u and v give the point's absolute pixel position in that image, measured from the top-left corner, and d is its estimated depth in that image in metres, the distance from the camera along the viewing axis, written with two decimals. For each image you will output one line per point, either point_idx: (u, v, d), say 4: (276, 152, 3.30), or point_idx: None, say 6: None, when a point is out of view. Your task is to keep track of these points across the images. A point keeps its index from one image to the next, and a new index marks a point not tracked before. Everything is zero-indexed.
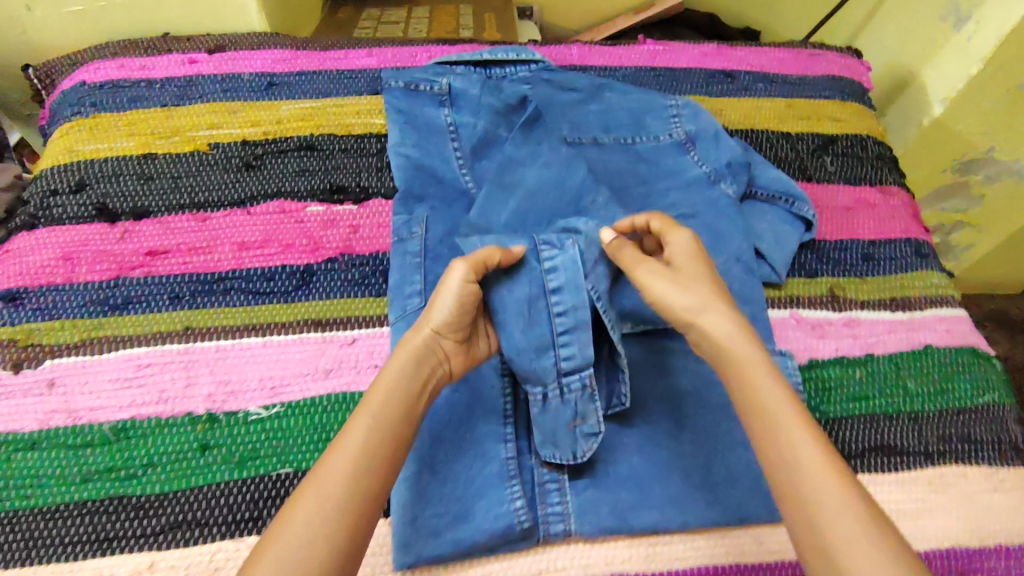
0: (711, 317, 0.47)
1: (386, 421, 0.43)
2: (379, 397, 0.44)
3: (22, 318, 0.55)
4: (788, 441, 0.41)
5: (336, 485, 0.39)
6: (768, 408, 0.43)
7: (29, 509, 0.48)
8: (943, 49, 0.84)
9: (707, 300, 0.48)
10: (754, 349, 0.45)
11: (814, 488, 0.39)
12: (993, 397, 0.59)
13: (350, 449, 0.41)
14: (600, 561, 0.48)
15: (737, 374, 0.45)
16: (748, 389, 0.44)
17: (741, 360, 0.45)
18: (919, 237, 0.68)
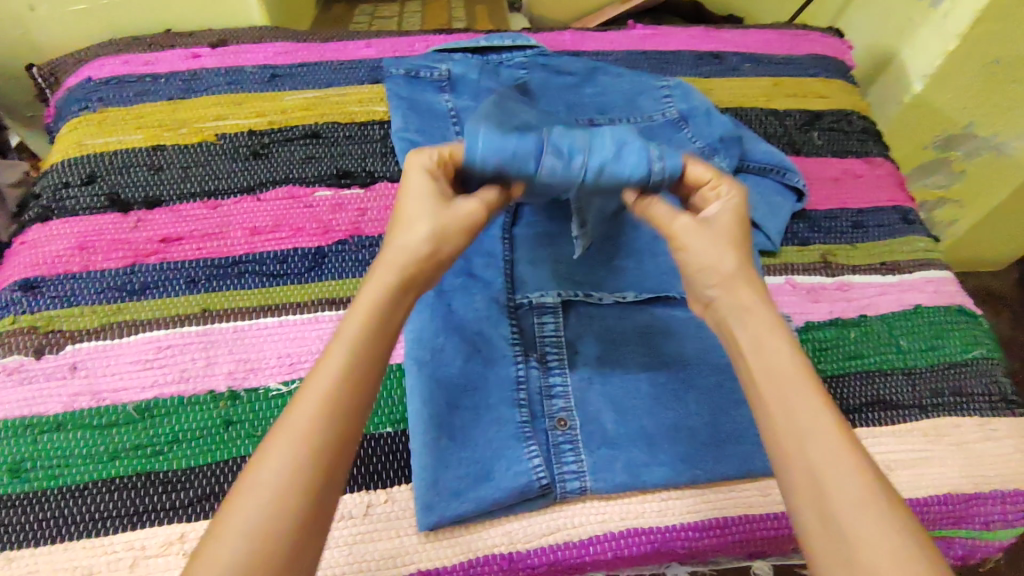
0: (740, 281, 0.44)
1: (367, 350, 0.38)
2: (355, 323, 0.39)
3: (41, 305, 0.56)
4: (797, 408, 0.39)
5: (308, 430, 0.36)
6: (783, 377, 0.40)
7: (57, 487, 0.49)
8: (921, 27, 0.87)
9: (733, 262, 0.44)
10: (775, 316, 0.43)
11: (825, 459, 0.37)
12: (981, 351, 0.62)
13: (324, 383, 0.37)
14: (615, 517, 0.51)
15: (752, 340, 0.42)
16: (772, 352, 0.41)
17: (764, 324, 0.42)
18: (903, 206, 0.71)
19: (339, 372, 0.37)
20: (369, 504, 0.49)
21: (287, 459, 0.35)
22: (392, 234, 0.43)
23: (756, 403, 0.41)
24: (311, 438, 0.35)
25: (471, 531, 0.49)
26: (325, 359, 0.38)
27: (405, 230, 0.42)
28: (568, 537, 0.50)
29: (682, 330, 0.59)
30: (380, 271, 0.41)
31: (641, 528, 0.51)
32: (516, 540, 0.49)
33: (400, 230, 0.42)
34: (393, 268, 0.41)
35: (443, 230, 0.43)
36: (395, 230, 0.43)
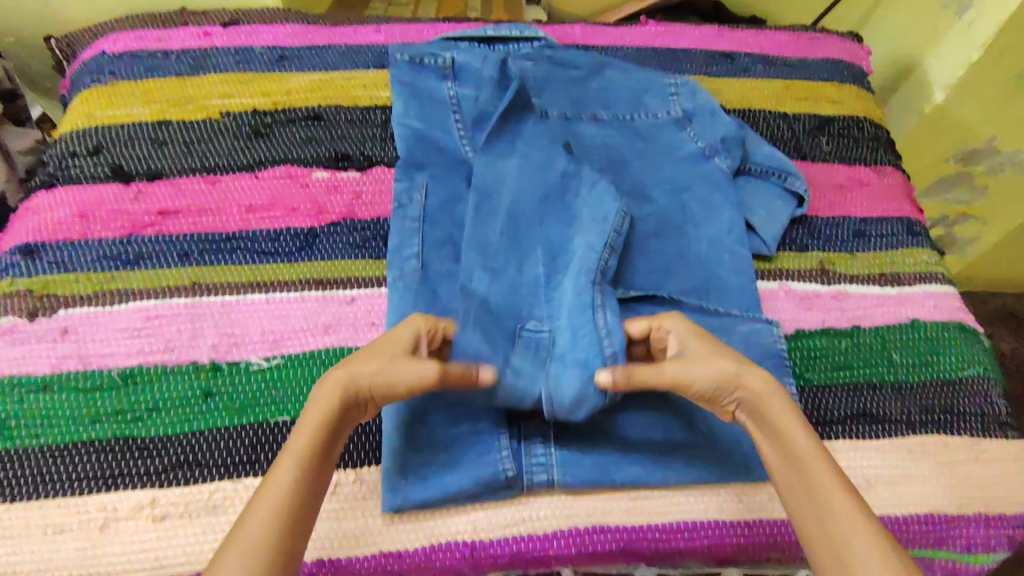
0: (748, 378, 0.46)
1: (309, 475, 0.41)
2: (296, 449, 0.42)
3: (38, 270, 0.58)
4: (816, 486, 0.42)
5: (258, 544, 0.38)
6: (802, 464, 0.43)
7: (39, 447, 0.50)
8: (946, 35, 0.84)
9: (739, 366, 0.47)
10: (789, 407, 0.45)
11: (837, 525, 0.40)
12: (978, 371, 0.60)
13: (272, 504, 0.40)
14: (581, 512, 0.51)
15: (775, 430, 0.45)
16: (783, 441, 0.44)
17: (775, 416, 0.45)
18: (910, 217, 0.69)
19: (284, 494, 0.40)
20: (337, 483, 0.50)
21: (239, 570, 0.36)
22: (341, 368, 0.45)
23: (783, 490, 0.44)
24: (256, 552, 0.37)
25: (437, 517, 0.50)
26: (271, 481, 0.41)
27: (354, 365, 0.45)
28: (532, 529, 0.50)
29: None
30: (319, 395, 0.44)
31: (607, 526, 0.50)
32: (480, 529, 0.50)
33: (353, 364, 0.45)
34: (337, 397, 0.44)
35: (385, 370, 0.45)
36: (348, 363, 0.46)
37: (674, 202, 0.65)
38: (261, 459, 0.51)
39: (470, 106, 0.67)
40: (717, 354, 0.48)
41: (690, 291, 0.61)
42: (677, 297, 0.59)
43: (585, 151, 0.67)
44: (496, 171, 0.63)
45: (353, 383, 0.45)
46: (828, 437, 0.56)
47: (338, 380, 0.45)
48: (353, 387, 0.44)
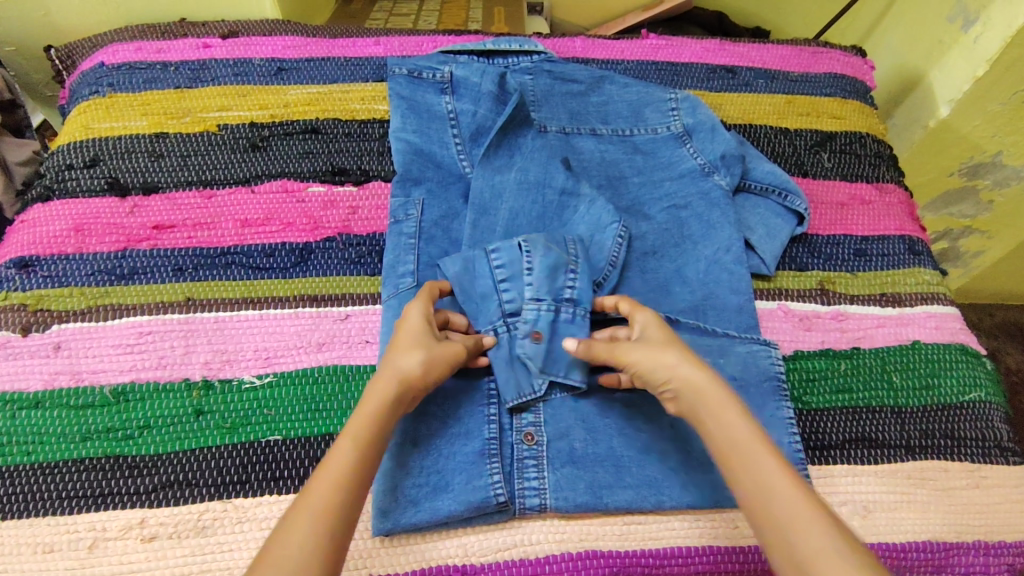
0: (684, 373, 0.46)
1: (371, 444, 0.43)
2: (356, 423, 0.44)
3: (33, 284, 0.58)
4: (761, 478, 0.41)
5: (327, 504, 0.40)
6: (745, 451, 0.42)
7: (29, 464, 0.50)
8: (951, 50, 0.83)
9: (679, 366, 0.46)
10: (727, 393, 0.45)
11: (787, 515, 0.39)
12: (979, 394, 0.59)
13: (338, 471, 0.41)
14: (574, 537, 0.50)
15: (711, 420, 0.44)
16: (720, 428, 0.44)
17: (711, 402, 0.45)
18: (912, 235, 0.68)
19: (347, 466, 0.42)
20: None
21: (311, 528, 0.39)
22: (388, 360, 0.48)
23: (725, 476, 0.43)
24: (320, 517, 0.39)
25: (427, 540, 0.49)
26: (336, 453, 0.42)
27: (397, 358, 0.47)
28: (523, 554, 0.49)
29: None
30: (380, 384, 0.46)
31: (600, 550, 0.50)
32: (471, 553, 0.49)
33: (398, 355, 0.48)
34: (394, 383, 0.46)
35: (431, 360, 0.48)
36: (392, 354, 0.48)
37: (673, 219, 0.65)
38: (251, 479, 0.50)
39: (468, 119, 0.67)
40: (666, 341, 0.48)
41: (688, 310, 0.60)
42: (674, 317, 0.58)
43: (583, 167, 0.66)
44: (492, 186, 0.63)
45: (406, 372, 0.47)
46: (825, 462, 0.55)
47: (389, 368, 0.47)
48: (407, 377, 0.46)
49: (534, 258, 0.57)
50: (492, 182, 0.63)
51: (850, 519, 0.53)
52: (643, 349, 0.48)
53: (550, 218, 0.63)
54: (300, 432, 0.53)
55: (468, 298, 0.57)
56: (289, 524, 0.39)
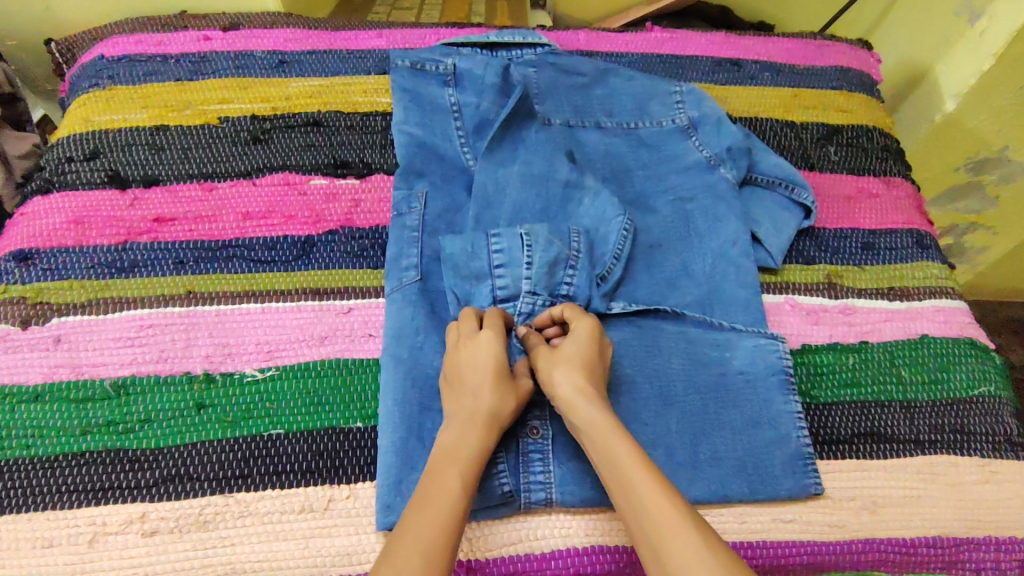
0: (568, 397, 0.48)
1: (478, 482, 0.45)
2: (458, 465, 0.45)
3: (33, 277, 0.57)
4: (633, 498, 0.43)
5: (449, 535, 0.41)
6: (623, 471, 0.44)
7: (29, 458, 0.50)
8: (957, 44, 0.83)
9: (567, 387, 0.48)
10: (603, 416, 0.47)
11: (655, 532, 0.40)
12: (988, 389, 0.58)
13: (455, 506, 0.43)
14: (580, 532, 0.50)
15: (593, 442, 0.46)
16: (601, 449, 0.45)
17: (592, 424, 0.46)
18: (920, 229, 0.68)
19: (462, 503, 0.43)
20: (331, 499, 0.49)
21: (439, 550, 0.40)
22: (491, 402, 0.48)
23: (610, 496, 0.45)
24: (440, 549, 0.40)
25: None
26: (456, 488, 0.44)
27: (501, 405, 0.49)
28: (529, 549, 0.49)
29: (668, 345, 0.56)
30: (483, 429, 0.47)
31: (607, 546, 0.49)
32: (475, 548, 0.48)
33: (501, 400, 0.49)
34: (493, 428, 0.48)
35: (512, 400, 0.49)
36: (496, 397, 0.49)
37: (678, 212, 0.64)
38: (254, 474, 0.50)
39: (470, 113, 0.66)
40: (568, 360, 0.50)
41: (695, 304, 0.59)
42: (681, 311, 0.58)
43: (587, 160, 0.66)
44: (494, 178, 0.62)
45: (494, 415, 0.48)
46: (834, 457, 0.54)
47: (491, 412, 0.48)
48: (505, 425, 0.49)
49: (536, 251, 0.57)
50: (492, 172, 0.63)
51: (859, 513, 0.52)
52: (546, 363, 0.51)
53: (550, 211, 0.62)
54: (302, 425, 0.52)
55: (462, 278, 0.57)
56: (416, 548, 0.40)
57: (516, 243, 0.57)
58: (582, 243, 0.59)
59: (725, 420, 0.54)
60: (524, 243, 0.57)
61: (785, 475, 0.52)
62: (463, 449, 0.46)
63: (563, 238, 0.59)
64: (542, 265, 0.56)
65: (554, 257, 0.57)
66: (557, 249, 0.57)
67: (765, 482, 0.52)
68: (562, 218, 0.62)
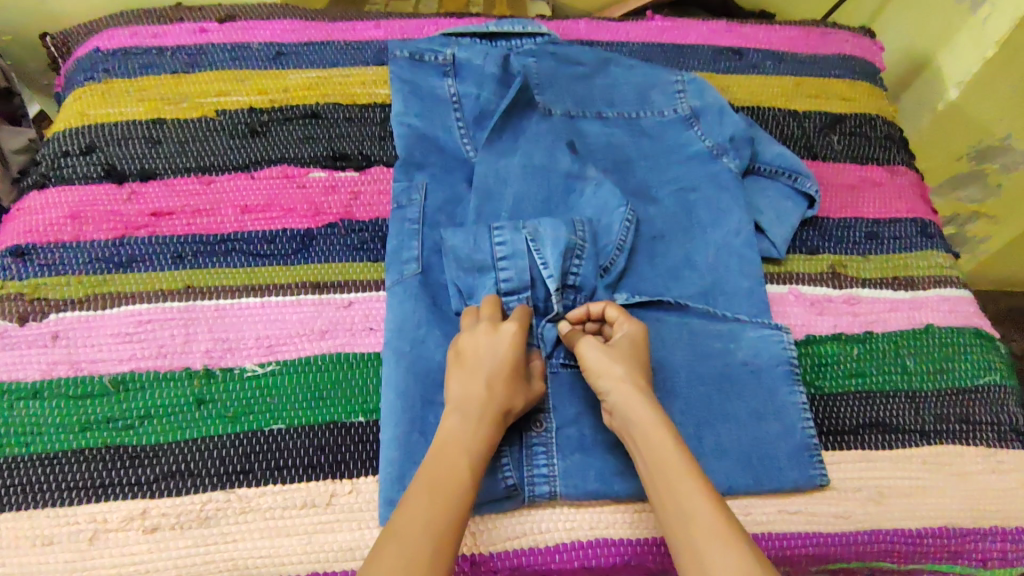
0: (624, 389, 0.47)
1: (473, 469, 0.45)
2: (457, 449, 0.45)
3: (30, 273, 0.57)
4: (680, 499, 0.42)
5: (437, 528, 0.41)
6: (669, 471, 0.43)
7: (28, 455, 0.49)
8: (960, 31, 0.82)
9: (628, 380, 0.48)
10: (656, 414, 0.46)
11: (701, 533, 0.40)
12: (994, 378, 0.58)
13: (447, 497, 0.42)
14: (585, 525, 0.49)
15: (641, 438, 0.45)
16: (648, 446, 0.45)
17: (642, 420, 0.46)
18: (924, 218, 0.67)
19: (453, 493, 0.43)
20: (333, 494, 0.49)
21: (430, 541, 0.40)
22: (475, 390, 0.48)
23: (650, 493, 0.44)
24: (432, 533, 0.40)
25: None
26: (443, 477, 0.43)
27: (485, 388, 0.48)
28: (534, 543, 0.49)
29: (671, 337, 0.56)
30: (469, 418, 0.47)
31: (612, 539, 0.49)
32: (480, 542, 0.48)
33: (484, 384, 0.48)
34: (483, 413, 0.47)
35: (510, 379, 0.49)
36: (478, 382, 0.48)
37: (681, 203, 0.63)
38: (255, 469, 0.49)
39: (469, 104, 0.66)
40: (621, 359, 0.49)
41: (698, 295, 0.59)
42: (684, 302, 0.57)
43: (589, 151, 0.65)
44: (494, 171, 0.62)
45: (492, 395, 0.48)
46: (839, 447, 0.54)
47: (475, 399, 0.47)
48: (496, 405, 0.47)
49: (542, 244, 0.56)
50: (492, 164, 0.62)
51: (864, 505, 0.52)
52: (599, 352, 0.50)
53: (551, 204, 0.61)
54: (304, 420, 0.51)
55: (464, 272, 0.56)
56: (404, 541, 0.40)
57: (519, 237, 0.57)
58: (587, 233, 0.59)
59: (730, 412, 0.53)
60: (529, 238, 0.57)
61: (790, 466, 0.52)
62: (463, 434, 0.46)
63: (568, 228, 0.58)
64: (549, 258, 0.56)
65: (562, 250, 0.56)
66: (562, 239, 0.57)
67: (770, 474, 0.51)
68: (564, 209, 0.61)
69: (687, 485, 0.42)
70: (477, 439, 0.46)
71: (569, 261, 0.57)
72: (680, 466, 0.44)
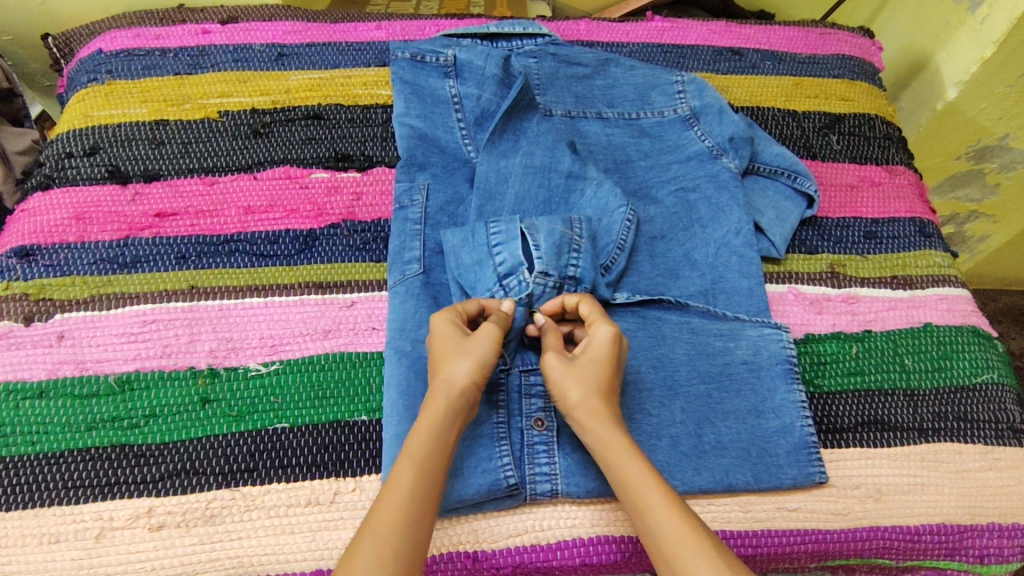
0: (583, 416, 0.47)
1: (429, 458, 0.44)
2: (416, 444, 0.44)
3: (35, 274, 0.57)
4: (649, 515, 0.42)
5: (391, 529, 0.40)
6: (637, 493, 0.43)
7: (34, 454, 0.50)
8: (958, 31, 0.82)
9: (585, 404, 0.47)
10: (618, 433, 0.46)
11: (675, 553, 0.40)
12: (991, 376, 0.58)
13: (401, 493, 0.41)
14: (586, 523, 0.50)
15: (606, 462, 0.45)
16: (615, 471, 0.45)
17: (605, 445, 0.46)
18: (923, 217, 0.68)
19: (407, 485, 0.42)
20: (337, 492, 0.49)
21: (376, 547, 0.39)
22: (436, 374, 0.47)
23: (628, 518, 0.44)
24: (391, 535, 0.39)
25: (438, 527, 0.49)
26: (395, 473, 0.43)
27: (446, 369, 0.47)
28: (535, 540, 0.49)
29: (672, 335, 0.56)
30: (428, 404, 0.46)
31: (613, 536, 0.49)
32: (483, 539, 0.49)
33: (444, 368, 0.47)
34: (445, 395, 0.46)
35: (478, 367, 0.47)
36: (438, 367, 0.48)
37: (681, 202, 0.64)
38: (259, 467, 0.50)
39: (470, 104, 0.66)
40: (581, 377, 0.48)
41: (698, 294, 0.59)
42: (684, 301, 0.58)
43: (589, 151, 0.66)
44: (494, 171, 0.62)
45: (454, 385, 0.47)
46: (838, 445, 0.54)
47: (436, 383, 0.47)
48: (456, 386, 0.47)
49: (538, 241, 0.56)
50: (494, 163, 0.62)
51: (863, 502, 0.52)
52: (557, 375, 0.48)
53: (550, 205, 0.62)
54: (307, 419, 0.52)
55: (464, 269, 0.56)
56: (355, 549, 0.39)
57: (517, 232, 0.57)
58: (585, 230, 0.58)
59: (730, 410, 0.54)
60: (524, 228, 0.57)
61: (789, 464, 0.52)
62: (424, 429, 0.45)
63: (565, 223, 0.58)
64: (547, 252, 0.56)
65: (556, 241, 0.56)
66: (558, 230, 0.57)
67: (770, 471, 0.52)
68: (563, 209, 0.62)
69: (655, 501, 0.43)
70: (438, 425, 0.45)
71: (565, 254, 0.56)
72: (646, 487, 0.43)
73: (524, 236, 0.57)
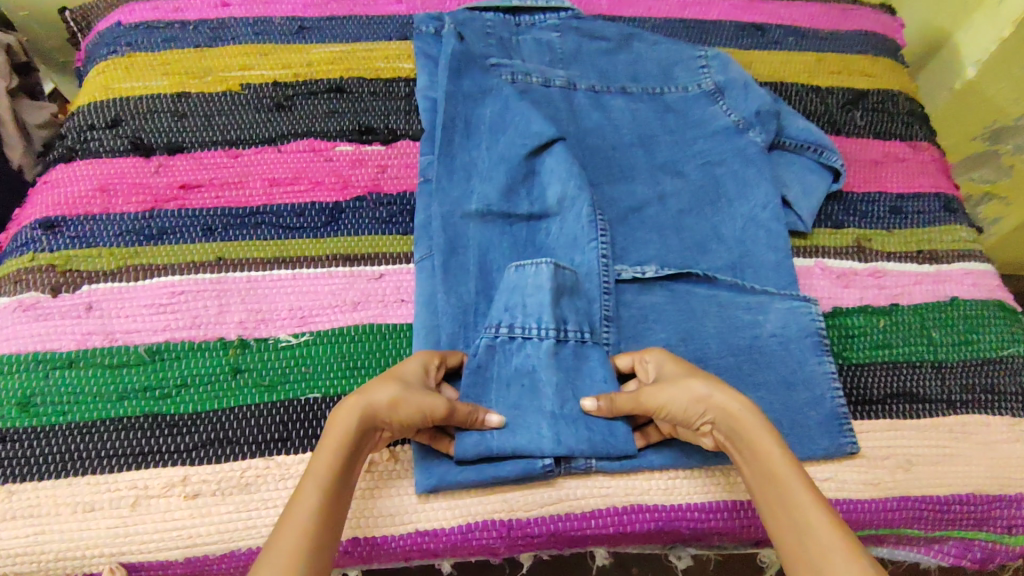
0: (720, 404, 0.45)
1: (337, 482, 0.41)
2: (320, 466, 0.41)
3: (61, 245, 0.57)
4: (790, 504, 0.41)
5: (293, 554, 0.37)
6: (780, 484, 0.42)
7: (66, 424, 0.50)
8: (979, 8, 0.81)
9: (715, 390, 0.46)
10: (763, 423, 0.44)
11: (816, 546, 0.39)
12: (1019, 349, 0.59)
13: (304, 516, 0.39)
14: (620, 493, 0.50)
15: (746, 446, 0.44)
16: (757, 459, 0.44)
17: (746, 433, 0.44)
18: (948, 193, 0.68)
19: (313, 505, 0.40)
20: (371, 461, 0.50)
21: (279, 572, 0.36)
22: (365, 389, 0.45)
23: (764, 509, 0.43)
24: (293, 560, 0.37)
25: (473, 496, 0.49)
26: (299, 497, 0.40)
27: (376, 388, 0.45)
28: (570, 509, 0.49)
29: (700, 309, 0.56)
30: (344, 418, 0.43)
31: (647, 505, 0.50)
32: (515, 509, 0.49)
33: (375, 386, 0.45)
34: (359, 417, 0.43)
35: (402, 400, 0.44)
36: (374, 382, 0.45)
37: (708, 176, 0.63)
38: (293, 437, 0.50)
39: (464, 106, 0.62)
40: (694, 377, 0.47)
41: (726, 268, 0.59)
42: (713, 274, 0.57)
43: (615, 126, 0.65)
44: (494, 182, 0.59)
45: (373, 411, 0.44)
46: (867, 416, 0.55)
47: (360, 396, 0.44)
48: (376, 412, 0.44)
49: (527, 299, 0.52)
50: (490, 177, 0.59)
51: (894, 472, 0.53)
52: (671, 388, 0.46)
53: (547, 208, 0.59)
54: (339, 389, 0.52)
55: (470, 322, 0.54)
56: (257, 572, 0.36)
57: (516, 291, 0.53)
58: (570, 277, 0.54)
59: (761, 381, 0.54)
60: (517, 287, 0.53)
61: (821, 435, 0.52)
62: (336, 440, 0.42)
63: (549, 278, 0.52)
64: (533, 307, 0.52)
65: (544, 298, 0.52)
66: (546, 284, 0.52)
67: (801, 442, 0.52)
68: (560, 248, 0.57)
69: (800, 494, 0.41)
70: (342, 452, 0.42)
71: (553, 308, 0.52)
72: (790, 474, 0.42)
73: (517, 296, 0.53)
